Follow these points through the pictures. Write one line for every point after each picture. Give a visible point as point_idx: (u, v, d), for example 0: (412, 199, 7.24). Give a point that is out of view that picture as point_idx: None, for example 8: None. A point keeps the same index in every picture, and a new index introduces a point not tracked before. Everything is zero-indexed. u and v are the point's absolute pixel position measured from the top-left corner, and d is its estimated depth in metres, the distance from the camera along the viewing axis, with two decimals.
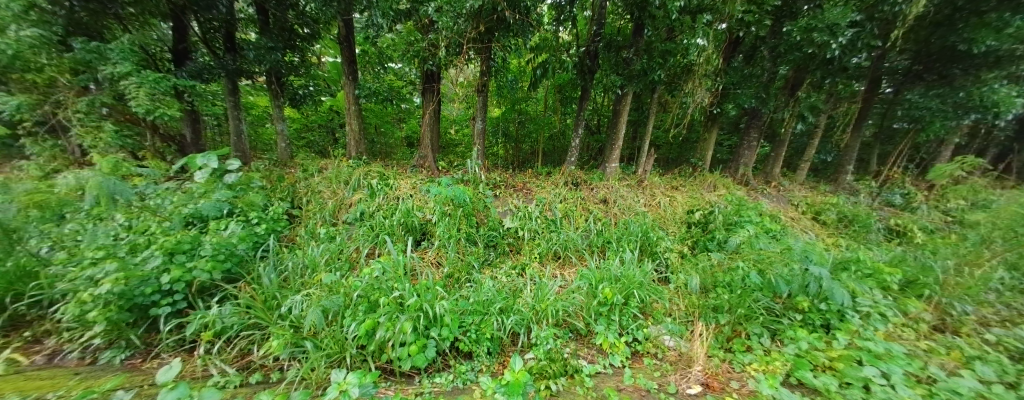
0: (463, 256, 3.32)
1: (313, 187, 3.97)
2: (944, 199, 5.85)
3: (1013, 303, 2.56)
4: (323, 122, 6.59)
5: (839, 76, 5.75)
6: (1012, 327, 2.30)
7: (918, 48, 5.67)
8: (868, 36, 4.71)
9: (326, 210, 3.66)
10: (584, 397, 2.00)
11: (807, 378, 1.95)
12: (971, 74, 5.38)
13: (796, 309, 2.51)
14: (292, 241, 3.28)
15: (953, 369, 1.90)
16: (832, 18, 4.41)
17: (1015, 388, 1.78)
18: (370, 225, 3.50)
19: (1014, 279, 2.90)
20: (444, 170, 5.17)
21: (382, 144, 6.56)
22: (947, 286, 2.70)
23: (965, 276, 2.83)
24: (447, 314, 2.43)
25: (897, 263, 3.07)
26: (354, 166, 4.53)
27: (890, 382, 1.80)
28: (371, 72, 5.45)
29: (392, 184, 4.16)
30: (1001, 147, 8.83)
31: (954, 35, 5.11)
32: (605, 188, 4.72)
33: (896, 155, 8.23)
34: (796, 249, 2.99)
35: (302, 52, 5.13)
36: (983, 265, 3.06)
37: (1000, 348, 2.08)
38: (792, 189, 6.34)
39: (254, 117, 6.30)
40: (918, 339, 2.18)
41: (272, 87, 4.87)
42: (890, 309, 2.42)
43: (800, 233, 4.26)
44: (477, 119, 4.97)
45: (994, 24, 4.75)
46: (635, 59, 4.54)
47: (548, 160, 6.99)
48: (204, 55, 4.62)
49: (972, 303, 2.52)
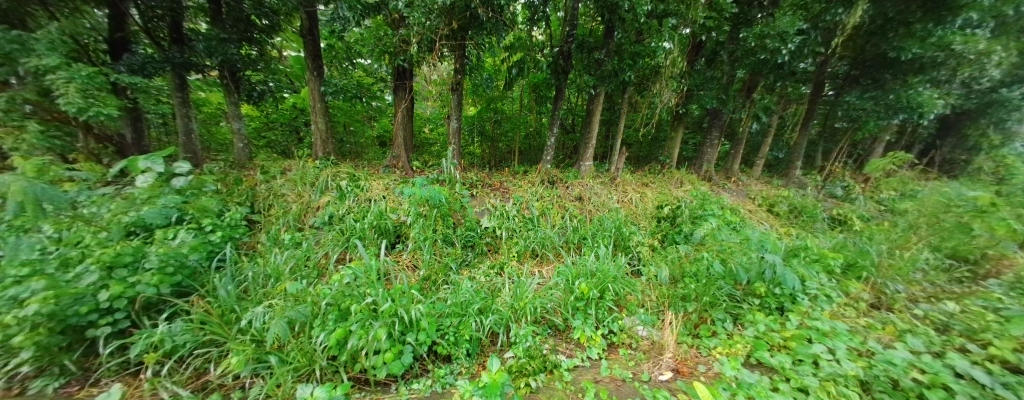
0: (440, 258, 3.26)
1: (275, 190, 3.71)
2: (878, 191, 6.58)
3: (936, 281, 2.97)
4: (285, 120, 6.14)
5: (788, 80, 6.28)
6: (935, 301, 2.64)
7: (855, 54, 6.37)
8: (813, 43, 5.17)
9: (290, 214, 3.43)
10: (563, 392, 2.05)
11: (765, 358, 2.12)
12: (900, 79, 6.05)
13: (754, 295, 2.72)
14: (252, 248, 3.06)
15: (888, 342, 2.13)
16: (781, 26, 4.80)
17: (940, 356, 1.99)
18: (340, 229, 3.35)
19: (937, 259, 3.34)
20: (418, 170, 5.03)
21: (351, 144, 6.25)
22: (883, 269, 3.04)
23: (897, 258, 3.22)
24: (424, 318, 2.38)
25: (840, 248, 3.41)
26: (321, 167, 4.29)
27: (835, 357, 2.01)
28: (338, 67, 5.18)
29: (363, 186, 3.98)
30: (924, 143, 10.00)
31: (885, 43, 5.75)
32: (579, 186, 4.83)
33: (837, 152, 9.10)
34: (753, 239, 3.25)
35: (259, 45, 4.75)
36: (910, 249, 3.47)
37: (927, 321, 2.34)
38: (749, 184, 6.84)
39: (206, 115, 5.78)
40: (857, 316, 2.44)
41: (226, 83, 4.51)
42: (834, 291, 2.70)
43: (758, 224, 4.61)
44: (451, 117, 4.88)
45: (919, 34, 5.38)
46: (606, 59, 4.68)
47: (525, 159, 7.05)
48: (145, 47, 4.13)
49: (903, 282, 2.90)
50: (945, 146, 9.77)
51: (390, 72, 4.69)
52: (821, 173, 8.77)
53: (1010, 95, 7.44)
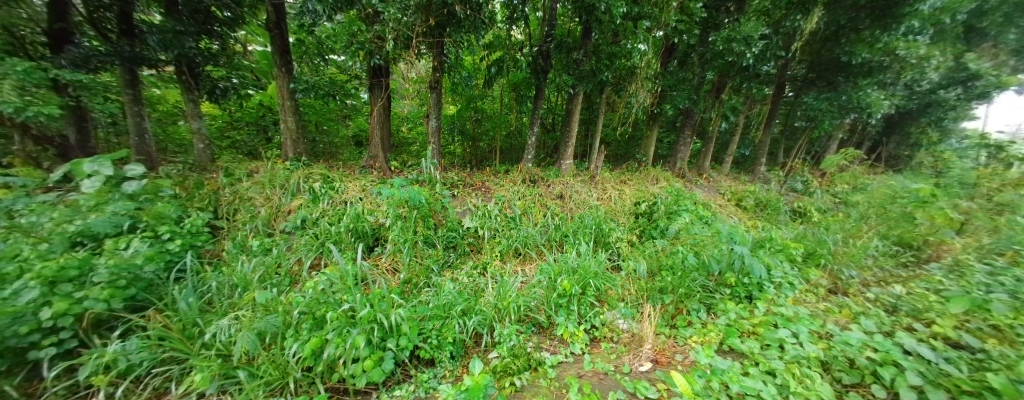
0: (421, 260, 3.19)
1: (241, 193, 3.49)
2: (833, 184, 7.13)
3: (884, 266, 3.27)
4: (250, 117, 5.73)
5: (753, 82, 6.68)
6: (884, 284, 2.90)
7: (812, 58, 6.80)
8: (775, 47, 5.55)
9: (258, 219, 3.25)
10: (548, 389, 2.07)
11: (736, 344, 2.24)
12: (851, 81, 6.56)
13: (726, 285, 2.87)
14: (216, 257, 2.86)
15: (845, 324, 2.31)
16: (746, 30, 5.10)
17: (890, 335, 2.19)
18: (314, 233, 3.20)
19: (885, 246, 3.67)
20: (396, 171, 4.91)
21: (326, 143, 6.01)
22: (838, 256, 3.31)
23: (850, 246, 3.52)
24: (405, 322, 2.32)
25: (801, 239, 3.67)
26: (292, 168, 4.08)
27: (799, 340, 2.17)
28: (308, 64, 4.76)
29: (338, 188, 3.83)
30: (872, 141, 10.94)
31: (838, 48, 6.26)
32: (561, 184, 4.90)
33: (797, 149, 9.75)
34: (723, 233, 3.44)
35: (222, 39, 4.37)
36: (862, 237, 3.80)
37: (878, 304, 2.56)
38: (720, 180, 7.19)
39: (162, 113, 5.23)
40: (817, 301, 2.64)
41: (184, 79, 4.20)
42: (796, 278, 2.90)
43: (727, 218, 4.86)
44: (431, 116, 4.79)
45: (868, 40, 5.83)
46: (584, 59, 4.78)
47: (506, 158, 7.04)
48: (90, 39, 3.75)
49: (856, 268, 3.16)
50: (889, 143, 10.72)
51: (365, 69, 4.52)
52: (783, 169, 9.37)
53: (946, 96, 8.27)
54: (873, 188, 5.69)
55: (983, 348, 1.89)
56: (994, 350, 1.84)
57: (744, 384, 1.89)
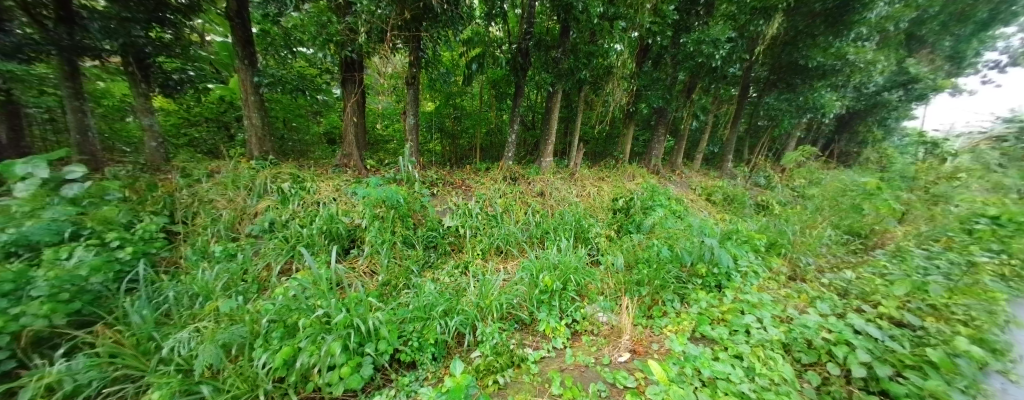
0: (401, 261, 3.11)
1: (201, 195, 3.22)
2: (791, 180, 7.65)
3: (837, 253, 3.57)
4: (210, 113, 5.20)
5: (720, 83, 7.03)
6: (836, 270, 3.18)
7: (773, 61, 7.27)
8: (740, 50, 5.89)
9: (220, 222, 3.04)
10: (531, 385, 2.09)
11: (707, 331, 2.36)
12: (808, 83, 7.10)
13: (698, 275, 3.02)
14: (174, 264, 2.65)
15: (803, 308, 2.50)
16: (714, 33, 5.32)
17: (842, 316, 2.40)
18: (284, 236, 3.04)
19: (838, 235, 4.00)
20: (372, 170, 4.74)
21: (297, 143, 5.58)
22: (797, 245, 3.58)
23: (807, 236, 3.81)
24: (384, 326, 2.25)
25: (764, 230, 3.93)
26: (257, 168, 3.84)
27: (763, 325, 2.34)
28: (274, 57, 4.39)
29: (310, 188, 3.64)
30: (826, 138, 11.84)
31: (797, 52, 6.69)
32: (541, 182, 4.93)
33: (759, 146, 10.39)
34: (695, 226, 3.63)
35: (175, 28, 4.02)
36: (818, 228, 4.10)
37: (832, 288, 2.80)
38: (691, 176, 7.53)
39: (107, 109, 4.63)
40: (778, 288, 2.85)
41: (131, 70, 3.81)
42: (760, 267, 3.11)
43: (698, 212, 5.11)
44: (408, 113, 4.67)
45: (823, 45, 6.34)
46: (562, 58, 4.83)
47: (486, 156, 6.99)
48: (24, 26, 3.22)
49: (812, 256, 3.44)
50: (840, 140, 11.63)
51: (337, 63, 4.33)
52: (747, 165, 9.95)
53: (890, 97, 9.02)
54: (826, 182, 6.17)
55: (922, 325, 2.11)
56: (931, 327, 2.06)
57: (714, 369, 2.00)
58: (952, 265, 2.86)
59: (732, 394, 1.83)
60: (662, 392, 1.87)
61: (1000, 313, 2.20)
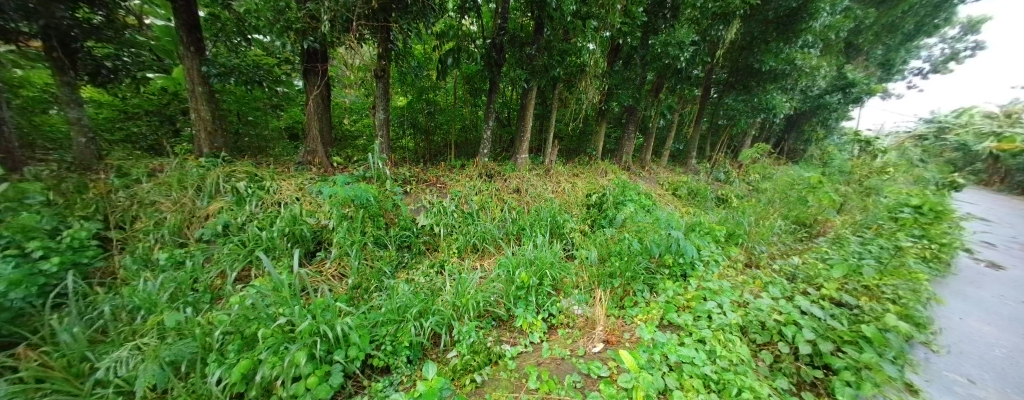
0: (372, 263, 2.99)
1: (141, 197, 2.94)
2: (747, 175, 8.26)
3: (785, 241, 3.93)
4: (151, 105, 4.48)
5: (685, 83, 7.39)
6: (785, 257, 3.50)
7: (731, 64, 7.76)
8: (703, 53, 6.23)
9: (164, 226, 2.76)
10: (508, 381, 2.10)
11: (673, 318, 2.50)
12: (762, 85, 7.60)
13: (665, 265, 3.19)
14: (111, 277, 2.40)
15: (757, 293, 2.73)
16: (679, 36, 5.57)
17: (790, 299, 2.64)
18: (240, 240, 2.81)
19: (787, 225, 4.38)
20: (340, 167, 4.55)
21: (255, 138, 5.06)
22: (752, 235, 3.88)
23: (761, 226, 4.15)
24: (354, 331, 2.15)
25: (724, 221, 4.23)
26: (207, 166, 3.54)
27: (722, 310, 2.52)
28: (225, 44, 4.00)
29: (269, 187, 3.43)
30: (777, 136, 12.89)
31: (752, 57, 7.21)
32: (516, 178, 4.94)
33: (719, 144, 11.10)
34: (662, 220, 3.82)
35: (108, 9, 3.60)
36: (770, 218, 4.46)
37: (782, 273, 3.08)
38: (658, 172, 7.90)
39: (26, 100, 3.68)
40: (736, 275, 3.08)
41: (56, 58, 3.38)
42: (719, 256, 3.36)
43: (666, 205, 5.36)
44: (377, 108, 4.54)
45: (774, 50, 6.89)
46: (537, 54, 4.85)
47: (461, 153, 6.85)
48: None
49: (765, 244, 3.75)
50: (789, 138, 12.71)
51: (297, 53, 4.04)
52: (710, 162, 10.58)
53: (830, 100, 9.99)
54: (778, 178, 6.72)
55: (858, 305, 2.38)
56: (865, 306, 2.34)
57: (681, 354, 2.11)
58: (879, 251, 3.26)
59: (697, 377, 1.94)
60: (633, 379, 1.93)
61: (922, 291, 2.55)
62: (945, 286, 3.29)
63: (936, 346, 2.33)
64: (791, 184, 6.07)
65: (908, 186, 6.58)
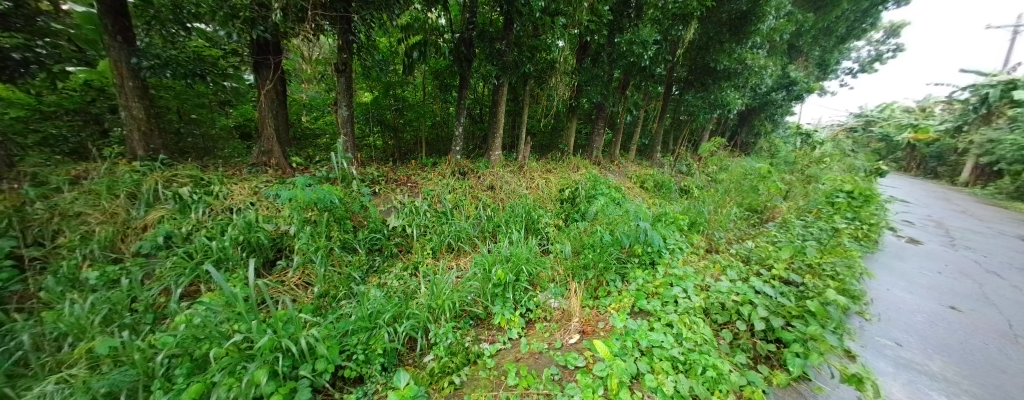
0: (339, 269, 2.83)
1: (64, 208, 2.62)
2: (706, 167, 8.84)
3: (739, 226, 4.27)
4: (71, 102, 3.76)
5: (649, 81, 7.69)
6: (740, 241, 3.81)
7: (690, 63, 8.21)
8: (665, 52, 6.53)
9: (92, 242, 2.49)
10: (487, 380, 2.07)
11: (644, 305, 2.61)
12: (717, 83, 8.13)
13: (635, 254, 3.34)
14: (34, 300, 2.19)
15: (716, 276, 2.95)
16: (643, 35, 5.79)
17: (745, 280, 2.88)
18: (186, 251, 2.55)
19: (741, 212, 4.75)
20: (299, 167, 4.30)
21: (200, 138, 4.55)
22: (712, 223, 4.18)
23: (718, 214, 4.47)
24: (321, 343, 2.01)
25: (687, 211, 4.50)
26: (143, 171, 3.17)
27: (686, 293, 2.68)
28: (160, 34, 3.61)
29: (218, 192, 3.15)
30: (731, 130, 13.91)
31: (708, 56, 7.68)
32: (490, 175, 4.89)
33: (680, 138, 11.75)
34: (631, 212, 3.98)
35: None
36: (726, 206, 4.81)
37: (737, 256, 3.34)
38: (626, 166, 8.22)
39: None
40: (698, 260, 3.30)
41: None
42: (683, 243, 3.58)
43: (635, 198, 5.59)
44: (339, 104, 4.33)
45: (727, 51, 7.39)
46: (507, 50, 4.81)
47: (432, 150, 6.65)
48: None
49: (723, 231, 4.05)
50: (741, 132, 13.76)
51: (246, 44, 3.76)
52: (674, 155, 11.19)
53: (776, 97, 10.94)
54: (733, 169, 7.27)
55: (803, 282, 2.66)
56: (809, 282, 2.61)
57: (650, 339, 2.19)
58: (815, 233, 3.66)
59: (666, 359, 2.03)
60: (607, 367, 1.96)
61: (856, 266, 2.90)
62: (875, 261, 3.77)
63: (868, 315, 2.68)
64: (744, 175, 6.58)
65: (841, 173, 7.41)
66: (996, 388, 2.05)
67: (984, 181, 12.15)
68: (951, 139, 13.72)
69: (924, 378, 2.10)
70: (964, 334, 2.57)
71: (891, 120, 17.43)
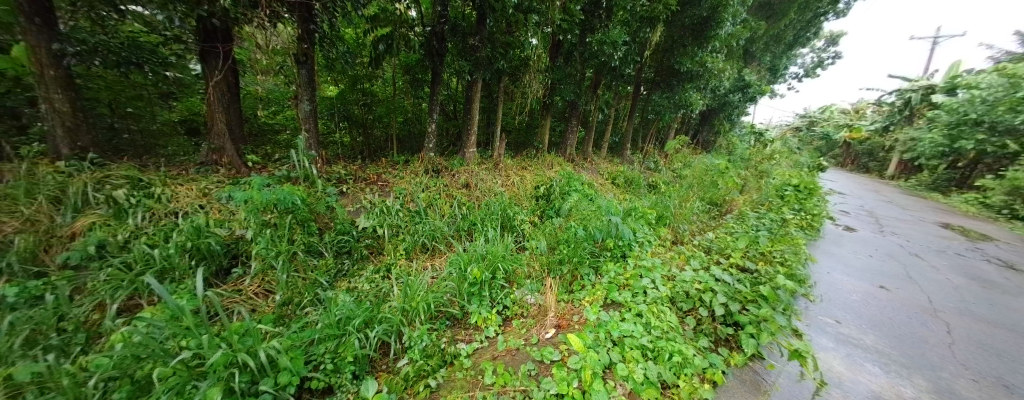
0: (303, 274, 2.65)
1: None
2: (672, 164, 9.31)
3: (699, 219, 4.56)
4: None
5: (619, 81, 7.92)
6: (701, 233, 4.08)
7: (657, 64, 8.57)
8: (633, 53, 6.75)
9: (8, 254, 2.13)
10: (464, 380, 2.03)
11: (615, 297, 2.69)
12: (680, 84, 8.58)
13: (607, 248, 3.46)
14: None
15: (680, 266, 3.12)
16: (613, 36, 5.94)
17: (707, 268, 3.08)
18: (124, 261, 2.28)
19: (704, 205, 5.07)
20: (256, 167, 4.01)
21: (138, 134, 4.07)
22: (677, 217, 4.43)
23: (683, 208, 4.74)
24: (284, 354, 1.87)
25: (656, 206, 4.73)
26: (70, 173, 2.81)
27: (653, 283, 2.81)
28: (88, 16, 3.26)
29: (160, 195, 2.85)
30: (692, 129, 14.77)
31: (672, 58, 8.06)
32: (465, 173, 4.81)
33: (648, 136, 12.28)
34: (603, 207, 4.12)
35: None
36: (690, 200, 5.10)
37: (700, 247, 3.56)
38: (598, 163, 8.46)
39: None
40: (665, 252, 3.47)
41: None
42: (651, 236, 3.76)
43: (607, 193, 5.77)
44: (301, 98, 4.05)
45: (690, 54, 7.81)
46: (480, 46, 4.74)
47: (404, 147, 6.44)
48: None
49: (687, 223, 4.30)
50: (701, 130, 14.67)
51: (189, 29, 3.39)
52: (642, 152, 11.68)
53: (733, 98, 11.75)
54: (696, 166, 7.72)
55: (756, 269, 2.90)
56: (762, 269, 2.85)
57: (622, 329, 2.25)
58: (764, 223, 4.00)
59: (636, 348, 2.10)
60: (580, 360, 1.99)
61: (801, 253, 3.22)
62: (817, 248, 4.20)
63: (813, 297, 2.97)
64: (705, 171, 7.02)
65: (789, 169, 8.17)
66: (919, 357, 2.34)
67: (907, 175, 14.00)
68: (880, 138, 15.60)
69: (857, 350, 2.37)
70: (892, 310, 2.92)
71: (830, 121, 19.57)
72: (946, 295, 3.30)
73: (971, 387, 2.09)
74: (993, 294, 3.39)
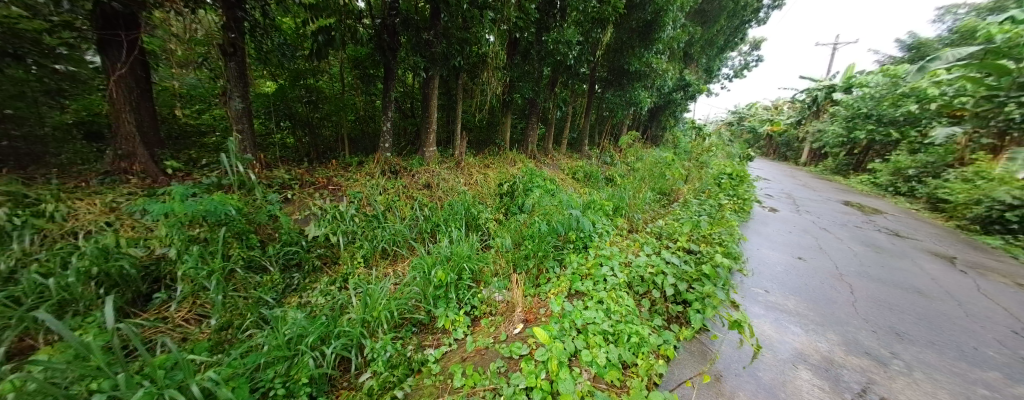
0: (243, 294, 2.36)
1: None
2: (625, 157, 9.87)
3: (647, 207, 4.91)
4: None
5: (575, 79, 8.18)
6: (651, 220, 4.40)
7: (609, 64, 8.99)
8: (587, 53, 7.02)
9: None
10: (432, 387, 1.96)
11: (578, 287, 2.79)
12: (629, 83, 9.11)
13: (570, 240, 3.58)
14: None
15: (635, 252, 3.33)
16: (567, 36, 6.12)
17: (659, 253, 3.33)
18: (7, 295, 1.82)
19: (654, 195, 5.46)
20: (177, 174, 3.47)
21: (19, 141, 3.32)
22: (631, 207, 4.72)
23: (636, 198, 5.07)
24: (224, 384, 1.65)
25: (612, 197, 4.99)
26: None
27: (611, 270, 2.96)
28: None
29: (49, 213, 2.35)
30: (640, 124, 15.80)
31: (621, 58, 8.52)
32: (425, 173, 4.64)
33: (602, 132, 12.88)
34: (565, 202, 4.23)
35: None
36: (642, 191, 5.47)
37: (652, 233, 3.83)
38: (557, 159, 8.70)
39: None
40: (622, 240, 3.68)
41: None
42: (609, 226, 3.96)
43: (568, 188, 5.95)
44: (230, 95, 3.61)
45: (637, 54, 8.30)
46: (434, 41, 4.62)
47: (357, 148, 6.04)
48: None
49: (639, 212, 4.61)
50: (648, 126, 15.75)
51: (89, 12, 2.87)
52: (598, 147, 12.21)
53: (676, 96, 12.78)
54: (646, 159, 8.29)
55: (699, 249, 3.22)
56: (704, 250, 3.16)
57: (585, 317, 2.33)
58: (702, 209, 4.43)
59: (599, 333, 2.20)
60: (547, 352, 2.00)
61: (735, 233, 3.62)
62: (748, 228, 4.75)
63: (747, 271, 3.37)
64: (654, 163, 7.59)
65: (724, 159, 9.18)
66: (830, 315, 2.78)
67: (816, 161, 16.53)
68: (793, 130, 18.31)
69: (784, 315, 2.73)
70: (808, 278, 3.41)
71: (757, 116, 22.27)
72: (847, 261, 3.94)
73: (870, 336, 2.53)
74: (881, 259, 4.11)
